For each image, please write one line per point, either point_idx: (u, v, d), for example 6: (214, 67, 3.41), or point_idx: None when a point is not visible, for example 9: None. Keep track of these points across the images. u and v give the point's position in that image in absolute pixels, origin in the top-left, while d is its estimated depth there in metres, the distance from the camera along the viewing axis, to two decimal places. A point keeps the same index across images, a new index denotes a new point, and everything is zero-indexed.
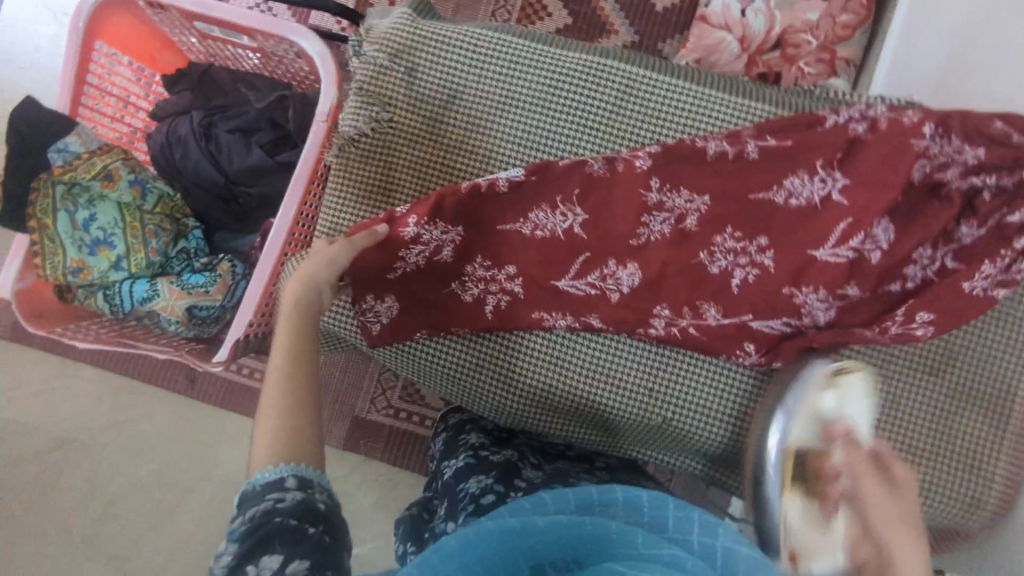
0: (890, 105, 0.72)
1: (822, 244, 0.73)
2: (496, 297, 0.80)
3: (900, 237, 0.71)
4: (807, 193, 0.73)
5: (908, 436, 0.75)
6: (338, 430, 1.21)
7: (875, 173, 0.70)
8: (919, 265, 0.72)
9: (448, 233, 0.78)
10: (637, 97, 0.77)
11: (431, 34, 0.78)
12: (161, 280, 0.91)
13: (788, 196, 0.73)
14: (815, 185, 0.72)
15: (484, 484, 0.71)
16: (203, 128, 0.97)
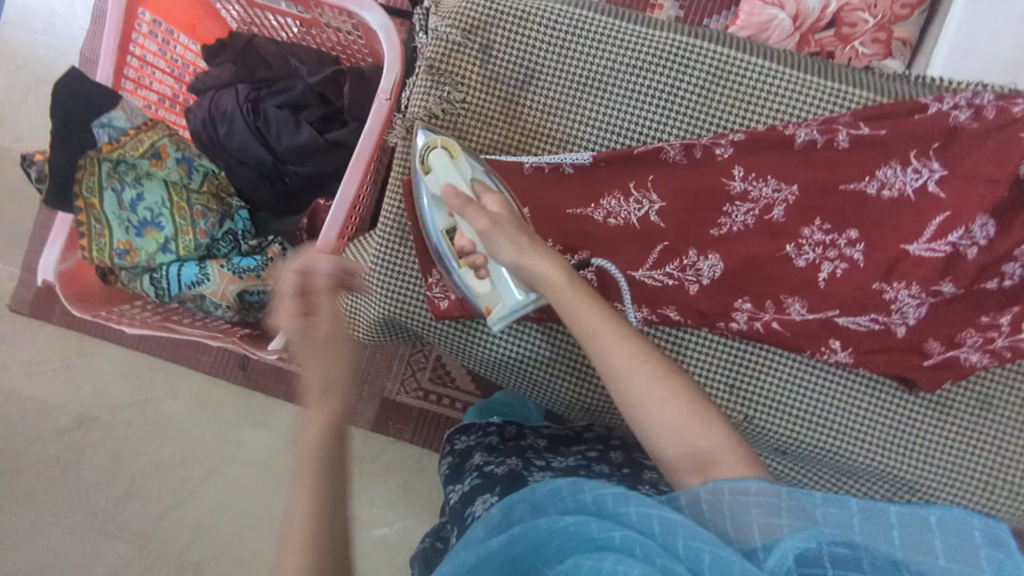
0: (997, 94, 0.68)
1: (917, 238, 0.69)
2: None
3: (1001, 232, 0.68)
4: (900, 184, 0.70)
5: (996, 435, 0.72)
6: (368, 413, 1.18)
7: (979, 167, 0.67)
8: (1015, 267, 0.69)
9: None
10: (725, 80, 0.73)
11: (508, 7, 0.74)
12: (211, 263, 0.87)
13: (881, 187, 0.70)
14: (909, 176, 0.69)
15: (489, 504, 0.67)
16: (250, 102, 0.94)
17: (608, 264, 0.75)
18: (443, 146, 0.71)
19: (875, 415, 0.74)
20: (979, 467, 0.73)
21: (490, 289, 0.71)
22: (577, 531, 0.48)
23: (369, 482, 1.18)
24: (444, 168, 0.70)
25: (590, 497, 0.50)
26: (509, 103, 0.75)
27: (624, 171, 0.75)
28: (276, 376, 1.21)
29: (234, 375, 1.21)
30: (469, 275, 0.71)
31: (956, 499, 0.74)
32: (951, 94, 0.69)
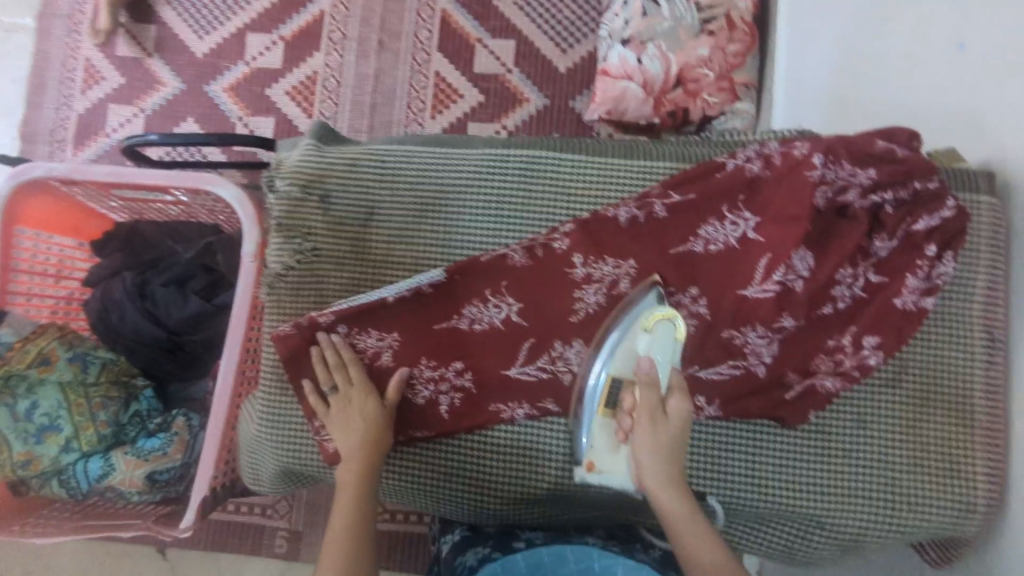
0: (783, 140, 0.76)
1: (750, 282, 0.73)
2: (449, 396, 0.78)
3: (819, 265, 0.72)
4: (723, 238, 0.75)
5: (878, 448, 0.74)
6: None
7: (786, 208, 0.72)
8: (845, 287, 0.73)
9: (384, 339, 0.79)
10: (545, 180, 0.80)
11: (337, 159, 0.81)
12: (115, 453, 0.89)
13: (707, 243, 0.76)
14: (728, 228, 0.75)
15: (482, 555, 0.78)
16: (136, 287, 0.98)
17: (479, 369, 0.78)
18: (670, 320, 0.73)
19: (764, 454, 0.76)
20: (873, 487, 0.74)
21: (614, 461, 0.73)
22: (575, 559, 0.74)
23: None
24: (660, 343, 0.73)
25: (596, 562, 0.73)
26: (356, 242, 0.80)
27: (475, 283, 0.79)
28: (235, 530, 1.19)
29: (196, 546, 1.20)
30: (602, 429, 0.74)
31: (864, 522, 0.74)
32: (742, 149, 0.76)
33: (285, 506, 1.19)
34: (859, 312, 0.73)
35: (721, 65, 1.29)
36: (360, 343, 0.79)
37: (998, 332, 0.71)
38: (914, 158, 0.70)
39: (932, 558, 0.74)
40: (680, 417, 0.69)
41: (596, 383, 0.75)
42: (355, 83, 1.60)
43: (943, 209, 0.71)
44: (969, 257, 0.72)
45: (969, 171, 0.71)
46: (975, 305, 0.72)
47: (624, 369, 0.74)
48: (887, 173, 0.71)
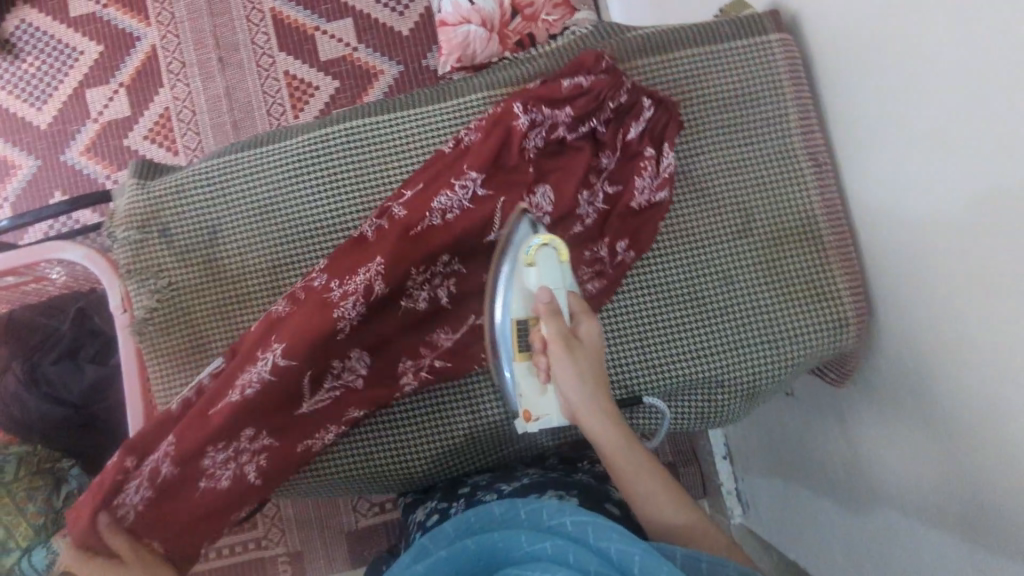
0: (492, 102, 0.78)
1: (498, 227, 0.76)
2: (254, 463, 0.74)
3: (557, 192, 0.77)
4: (458, 204, 0.75)
5: (748, 296, 0.77)
6: (336, 550, 1.21)
7: (505, 159, 0.75)
8: (643, 190, 0.77)
9: (159, 451, 0.69)
10: (373, 146, 0.80)
11: (165, 191, 0.80)
12: (55, 540, 0.89)
13: (445, 214, 0.75)
14: (461, 193, 0.75)
15: (429, 508, 0.79)
16: (26, 375, 0.97)
17: (286, 417, 0.75)
18: (552, 245, 0.70)
19: (649, 336, 0.78)
20: (756, 333, 0.77)
21: (542, 400, 0.70)
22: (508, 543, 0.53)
23: None
24: (547, 270, 0.69)
25: (524, 513, 0.56)
26: (210, 265, 0.80)
27: (317, 295, 0.72)
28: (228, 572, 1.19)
29: None
30: (525, 372, 0.71)
31: (755, 368, 0.77)
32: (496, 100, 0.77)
33: (277, 530, 1.21)
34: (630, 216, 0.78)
35: None
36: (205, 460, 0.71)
37: (822, 155, 0.75)
38: (595, 82, 0.74)
39: (832, 379, 0.78)
40: (574, 318, 0.68)
41: (503, 324, 0.73)
42: (209, 106, 1.53)
43: (645, 109, 0.76)
44: (776, 95, 0.76)
45: (754, 15, 0.76)
46: (794, 138, 0.76)
47: (525, 309, 0.71)
48: (607, 83, 0.74)
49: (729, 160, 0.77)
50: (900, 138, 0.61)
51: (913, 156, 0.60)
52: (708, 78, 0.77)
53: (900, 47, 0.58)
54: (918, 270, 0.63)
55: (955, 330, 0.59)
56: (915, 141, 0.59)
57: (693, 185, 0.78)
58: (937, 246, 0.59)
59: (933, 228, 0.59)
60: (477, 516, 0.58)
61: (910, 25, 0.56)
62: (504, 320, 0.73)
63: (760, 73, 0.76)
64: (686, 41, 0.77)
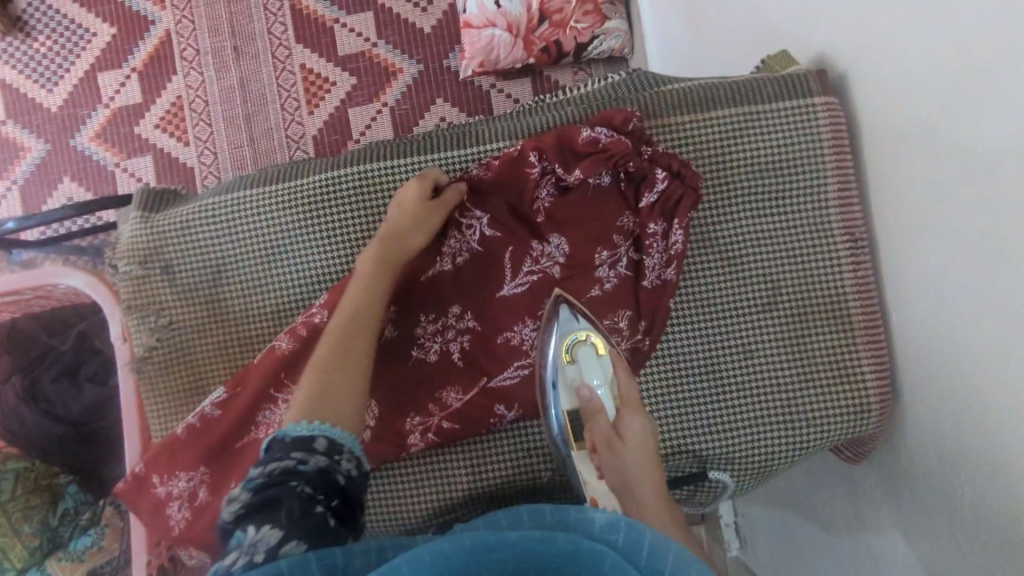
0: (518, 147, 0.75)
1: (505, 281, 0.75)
2: None
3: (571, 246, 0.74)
4: (466, 248, 0.76)
5: (768, 370, 0.73)
6: None
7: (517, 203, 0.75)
8: (653, 270, 0.73)
9: (192, 479, 0.77)
10: (382, 191, 0.76)
11: (168, 227, 0.78)
12: (49, 563, 0.90)
13: (453, 258, 0.76)
14: (468, 237, 0.76)
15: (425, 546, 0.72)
16: (26, 389, 0.95)
17: None
18: (591, 338, 0.72)
19: (659, 407, 0.74)
20: (773, 411, 0.73)
21: (602, 486, 0.70)
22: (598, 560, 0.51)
23: None
24: (591, 368, 0.72)
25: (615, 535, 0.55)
26: (211, 304, 0.78)
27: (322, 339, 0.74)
28: None
29: None
30: (584, 465, 0.71)
31: (769, 447, 0.73)
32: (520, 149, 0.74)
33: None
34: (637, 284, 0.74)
35: None
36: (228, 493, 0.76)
37: (858, 229, 0.70)
38: (614, 142, 0.70)
39: (846, 458, 0.74)
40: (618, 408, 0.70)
41: (555, 423, 0.73)
42: (222, 96, 1.49)
43: (658, 181, 0.71)
44: (816, 161, 0.71)
45: (799, 71, 0.70)
46: (830, 210, 0.71)
47: (572, 401, 0.72)
48: (624, 148, 0.70)
49: (759, 226, 0.72)
50: (946, 226, 0.56)
51: (960, 248, 0.55)
52: (745, 138, 0.72)
53: (954, 132, 0.53)
54: (951, 363, 0.59)
55: (987, 435, 0.54)
56: (963, 233, 0.54)
57: (719, 250, 0.73)
58: (977, 347, 0.55)
59: (975, 326, 0.55)
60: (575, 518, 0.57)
61: (969, 111, 0.51)
62: (556, 421, 0.73)
63: (801, 138, 0.71)
64: (724, 98, 0.72)
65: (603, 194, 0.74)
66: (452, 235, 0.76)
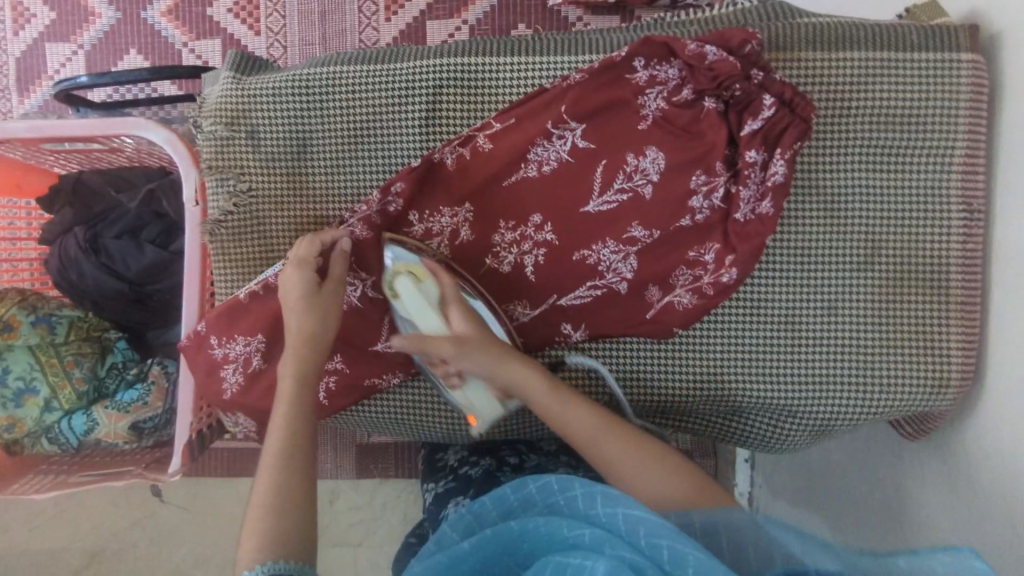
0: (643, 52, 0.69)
1: (591, 197, 0.73)
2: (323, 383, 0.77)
3: (669, 169, 0.71)
4: (554, 155, 0.73)
5: (851, 330, 0.71)
6: (349, 462, 1.23)
7: (612, 119, 0.72)
8: (748, 202, 0.70)
9: (250, 344, 0.77)
10: (481, 87, 0.74)
11: (260, 90, 0.75)
12: (96, 408, 0.91)
13: (540, 166, 0.73)
14: (557, 144, 0.72)
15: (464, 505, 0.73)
16: (89, 243, 0.95)
17: (359, 347, 0.76)
18: (407, 271, 0.71)
19: (730, 350, 0.74)
20: (847, 371, 0.72)
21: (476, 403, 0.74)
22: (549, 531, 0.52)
23: (366, 529, 1.22)
24: (407, 298, 0.71)
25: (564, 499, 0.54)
26: (291, 177, 0.76)
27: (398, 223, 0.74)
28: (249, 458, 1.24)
29: (217, 469, 1.25)
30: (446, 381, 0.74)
31: (836, 407, 0.72)
32: (645, 51, 0.69)
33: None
34: (717, 223, 0.72)
35: None
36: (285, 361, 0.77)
37: (976, 201, 0.68)
38: (722, 61, 0.66)
39: (907, 432, 0.72)
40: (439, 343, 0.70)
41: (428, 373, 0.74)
42: None
43: (764, 108, 0.67)
44: (947, 122, 0.68)
45: (950, 24, 0.67)
46: (950, 175, 0.68)
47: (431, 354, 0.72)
48: (731, 68, 0.65)
49: (872, 182, 0.70)
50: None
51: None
52: (878, 88, 0.69)
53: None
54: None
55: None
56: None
57: (826, 200, 0.71)
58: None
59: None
60: (531, 490, 0.56)
61: None
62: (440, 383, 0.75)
63: (937, 96, 0.68)
64: (867, 40, 0.69)
65: (707, 120, 0.69)
66: (539, 143, 0.72)
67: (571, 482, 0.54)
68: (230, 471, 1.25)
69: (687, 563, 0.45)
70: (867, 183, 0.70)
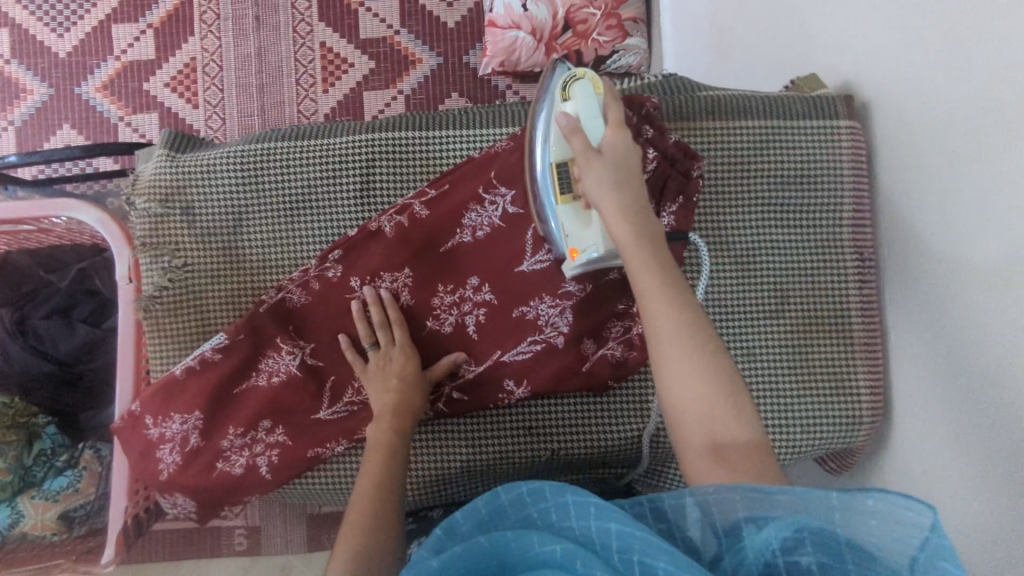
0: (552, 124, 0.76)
1: (524, 257, 0.76)
2: (266, 455, 0.75)
3: None
4: (486, 220, 0.77)
5: (770, 375, 0.76)
6: (297, 538, 1.19)
7: None
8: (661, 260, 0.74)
9: (188, 422, 0.75)
10: (414, 158, 0.77)
11: (196, 166, 0.77)
12: (21, 499, 0.86)
13: (474, 230, 0.77)
14: (489, 210, 0.76)
15: (422, 547, 0.73)
16: (16, 325, 0.93)
17: (301, 419, 0.75)
18: (586, 78, 0.68)
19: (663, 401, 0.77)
20: (770, 416, 0.75)
21: (583, 236, 0.69)
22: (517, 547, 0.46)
23: None
24: (579, 103, 0.66)
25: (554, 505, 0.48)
26: (229, 250, 0.77)
27: (339, 292, 0.76)
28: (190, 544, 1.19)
29: (155, 558, 1.19)
30: (566, 212, 0.69)
31: None
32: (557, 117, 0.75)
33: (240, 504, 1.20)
34: None
35: (605, 2, 1.29)
36: (225, 439, 0.75)
37: (866, 248, 0.74)
38: (619, 130, 0.73)
39: (832, 467, 0.77)
40: (603, 181, 0.62)
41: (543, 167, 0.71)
42: (237, 64, 1.43)
43: (647, 162, 0.74)
44: (833, 180, 0.75)
45: (826, 96, 0.74)
46: (843, 227, 0.75)
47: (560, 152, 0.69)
48: (625, 133, 0.72)
49: (775, 237, 0.76)
50: (957, 260, 0.59)
51: (965, 280, 0.58)
52: (771, 152, 0.76)
53: (976, 172, 0.57)
54: (945, 389, 0.62)
55: (974, 459, 0.57)
56: (968, 266, 0.58)
57: (736, 256, 0.76)
58: (976, 376, 0.57)
59: (975, 355, 0.57)
60: (513, 496, 0.51)
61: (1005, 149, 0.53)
62: (545, 168, 0.71)
63: (822, 157, 0.75)
64: (755, 110, 0.76)
65: None
66: (473, 208, 0.76)
67: (542, 488, 0.49)
68: (171, 560, 1.19)
69: None
70: (772, 238, 0.76)
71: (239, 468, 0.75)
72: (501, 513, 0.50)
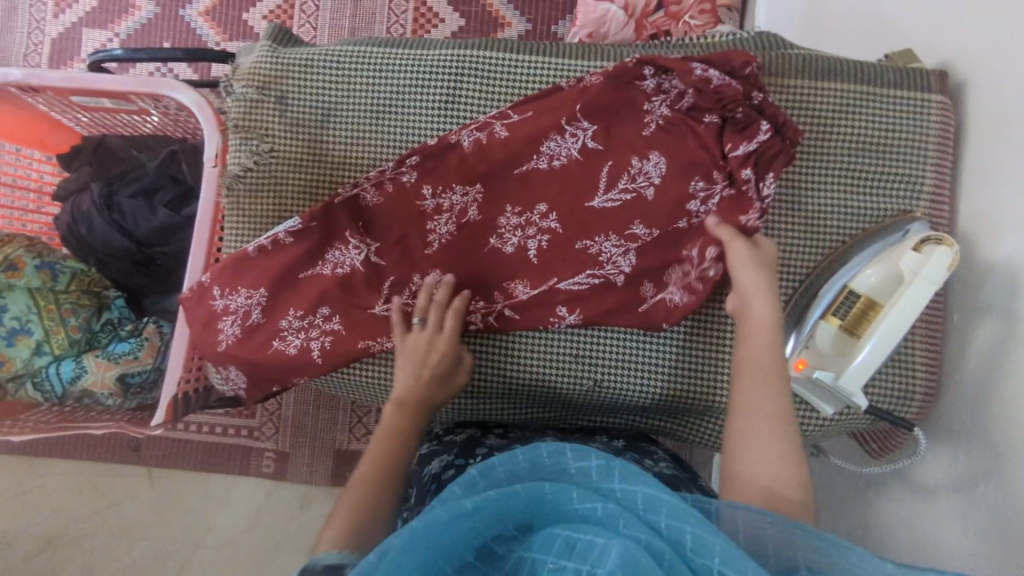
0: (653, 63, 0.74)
1: (596, 193, 0.77)
2: (319, 341, 0.78)
3: (669, 171, 0.76)
4: (565, 151, 0.77)
5: None
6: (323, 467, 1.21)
7: (620, 121, 0.77)
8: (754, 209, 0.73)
9: (252, 297, 0.78)
10: (501, 78, 0.79)
11: (295, 60, 0.80)
12: (87, 357, 0.91)
13: (551, 159, 0.77)
14: (569, 141, 0.77)
15: (445, 461, 0.77)
16: (103, 199, 0.98)
17: (357, 312, 0.78)
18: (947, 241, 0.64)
19: (708, 350, 0.78)
20: None
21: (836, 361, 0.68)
22: (554, 499, 0.50)
23: None
24: (927, 264, 0.64)
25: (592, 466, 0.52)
26: (313, 143, 0.80)
27: (411, 198, 0.78)
28: (224, 450, 1.23)
29: (189, 460, 1.24)
30: (829, 329, 0.69)
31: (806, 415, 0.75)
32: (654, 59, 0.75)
33: (272, 427, 1.23)
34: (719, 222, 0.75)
35: None
36: (285, 319, 0.78)
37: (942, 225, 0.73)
38: (727, 86, 0.72)
39: (870, 450, 0.77)
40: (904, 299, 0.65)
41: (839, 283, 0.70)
42: (333, 6, 1.48)
43: (760, 132, 0.73)
44: (916, 152, 0.74)
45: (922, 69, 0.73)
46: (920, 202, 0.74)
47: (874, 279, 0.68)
48: (734, 91, 0.72)
49: (848, 201, 0.76)
50: None
51: None
52: (857, 117, 0.75)
53: None
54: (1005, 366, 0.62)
55: None
56: None
57: (805, 215, 0.76)
58: None
59: None
60: (550, 451, 0.54)
61: None
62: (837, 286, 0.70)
63: (907, 129, 0.74)
64: (846, 74, 0.76)
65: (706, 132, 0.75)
66: (553, 138, 0.77)
67: (587, 453, 0.53)
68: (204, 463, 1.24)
69: (710, 553, 0.44)
70: (845, 202, 0.76)
71: (293, 347, 0.78)
72: (537, 462, 0.53)
